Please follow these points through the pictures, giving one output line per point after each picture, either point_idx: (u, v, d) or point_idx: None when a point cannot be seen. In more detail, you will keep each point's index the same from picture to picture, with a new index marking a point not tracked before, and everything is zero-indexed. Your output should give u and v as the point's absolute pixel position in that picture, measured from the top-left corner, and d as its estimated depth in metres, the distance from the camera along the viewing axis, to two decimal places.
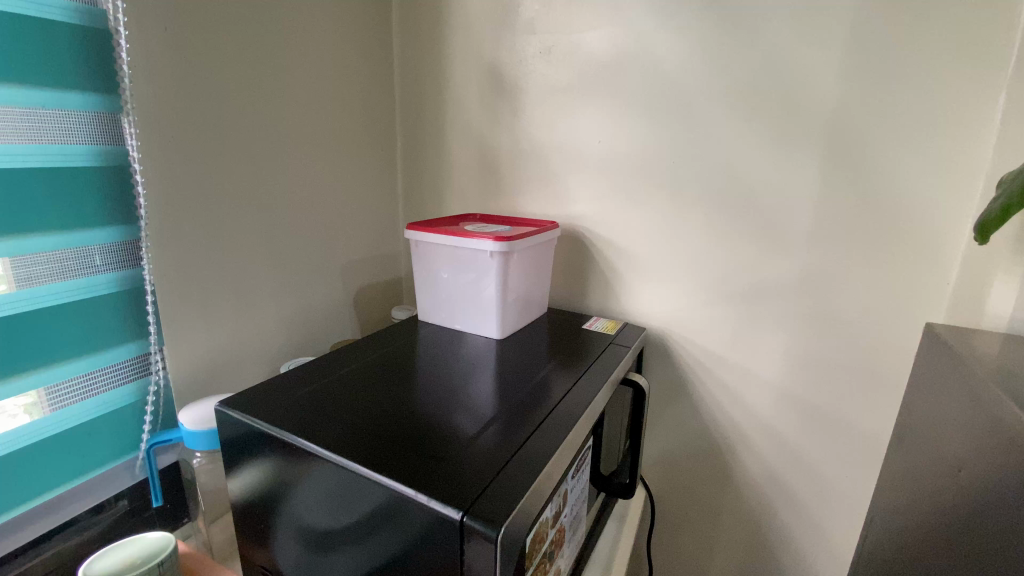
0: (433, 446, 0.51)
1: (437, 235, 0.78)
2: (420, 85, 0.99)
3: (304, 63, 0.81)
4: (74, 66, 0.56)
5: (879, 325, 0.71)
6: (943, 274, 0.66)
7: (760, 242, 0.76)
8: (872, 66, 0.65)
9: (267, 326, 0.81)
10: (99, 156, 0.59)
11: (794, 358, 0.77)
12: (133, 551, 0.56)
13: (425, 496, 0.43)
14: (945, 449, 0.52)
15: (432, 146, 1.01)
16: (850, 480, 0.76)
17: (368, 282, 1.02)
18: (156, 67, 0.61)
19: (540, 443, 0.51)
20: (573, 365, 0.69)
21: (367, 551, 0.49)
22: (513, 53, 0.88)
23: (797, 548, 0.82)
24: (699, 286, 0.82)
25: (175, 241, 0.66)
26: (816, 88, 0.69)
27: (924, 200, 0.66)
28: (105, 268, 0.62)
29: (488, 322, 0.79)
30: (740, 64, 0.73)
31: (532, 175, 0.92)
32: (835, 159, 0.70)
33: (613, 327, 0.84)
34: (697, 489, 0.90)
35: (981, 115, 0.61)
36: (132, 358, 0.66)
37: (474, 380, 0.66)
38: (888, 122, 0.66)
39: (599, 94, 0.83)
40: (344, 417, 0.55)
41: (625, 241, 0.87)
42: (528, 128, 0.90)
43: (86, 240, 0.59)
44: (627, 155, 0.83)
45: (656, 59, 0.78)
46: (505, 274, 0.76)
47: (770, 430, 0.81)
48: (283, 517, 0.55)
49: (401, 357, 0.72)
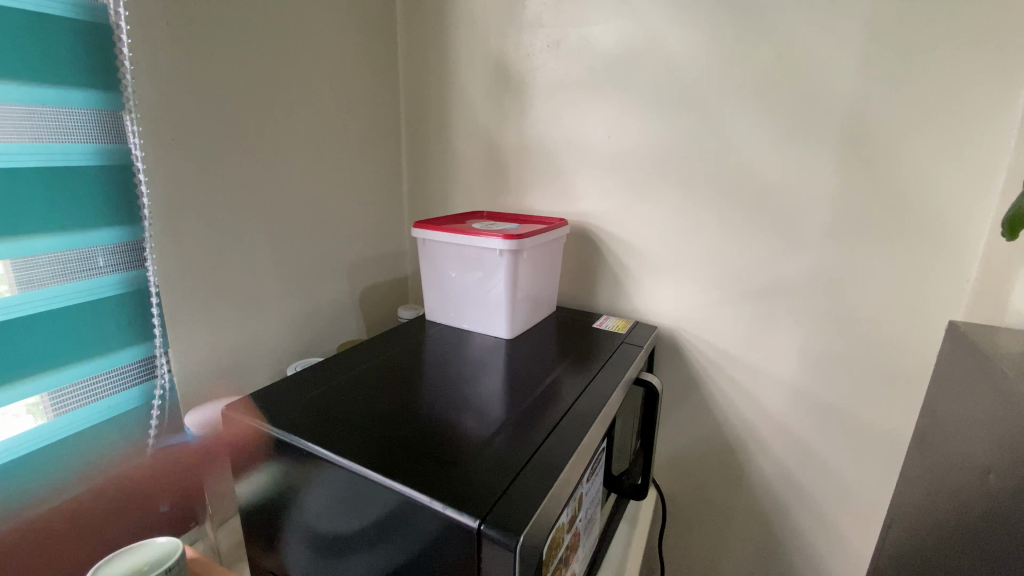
0: (445, 450, 0.50)
1: (445, 234, 0.77)
2: (425, 82, 0.98)
3: (307, 57, 0.80)
4: (74, 62, 0.55)
5: (897, 323, 0.70)
6: (962, 271, 0.65)
7: (774, 239, 0.75)
8: (891, 59, 0.64)
9: (272, 327, 0.80)
10: (101, 155, 0.58)
11: (808, 357, 0.76)
12: (140, 558, 0.55)
13: (439, 504, 0.42)
14: (972, 450, 0.50)
15: (439, 144, 1.00)
16: (865, 480, 0.75)
17: (374, 281, 1.01)
18: (159, 63, 0.60)
19: (555, 447, 0.50)
20: (585, 365, 0.68)
21: (379, 557, 0.48)
22: (520, 48, 0.87)
23: (810, 549, 0.81)
24: (711, 284, 0.81)
25: (179, 242, 0.65)
26: (832, 79, 0.67)
27: (942, 196, 0.64)
28: (107, 270, 0.60)
29: (496, 322, 0.77)
30: (754, 56, 0.71)
31: (540, 171, 0.91)
32: (851, 154, 0.68)
33: (624, 325, 0.83)
34: (709, 489, 0.88)
35: (1005, 107, 0.60)
36: (137, 361, 0.65)
37: (483, 380, 0.64)
38: (907, 117, 0.64)
39: (609, 88, 0.82)
40: (353, 420, 0.54)
41: (635, 238, 0.85)
42: (536, 124, 0.89)
43: (89, 241, 0.58)
44: (637, 152, 0.82)
45: (667, 53, 0.76)
46: (515, 272, 0.74)
47: (783, 430, 0.80)
48: (293, 521, 0.54)
49: (408, 357, 0.71)
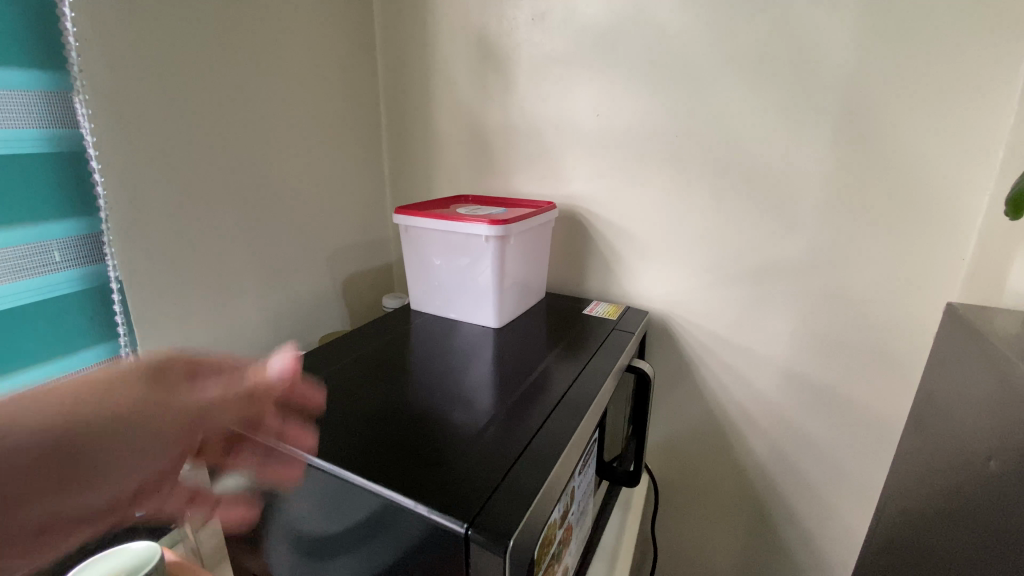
0: (431, 448, 0.47)
1: (428, 220, 0.74)
2: (405, 59, 0.93)
3: (276, 33, 0.75)
4: (12, 37, 0.50)
5: (892, 304, 0.68)
6: (957, 251, 0.64)
7: (767, 220, 0.73)
8: (888, 30, 0.61)
9: (249, 319, 0.77)
10: (51, 141, 0.54)
11: (801, 340, 0.75)
12: (118, 564, 0.53)
13: (425, 508, 0.40)
14: (970, 434, 0.49)
15: (421, 125, 0.96)
16: (858, 461, 0.75)
17: (356, 269, 0.98)
18: (110, 40, 0.56)
19: (546, 442, 0.48)
20: (576, 353, 0.66)
21: (364, 558, 0.46)
22: (502, 21, 0.83)
23: (803, 531, 0.81)
24: (704, 266, 0.79)
25: (143, 234, 0.61)
26: (828, 53, 0.65)
27: (939, 173, 0.63)
28: (65, 265, 0.57)
29: (484, 310, 0.75)
30: (747, 27, 0.68)
31: (526, 152, 0.88)
32: (846, 132, 0.66)
33: (615, 311, 0.81)
34: (702, 473, 0.88)
35: (1004, 78, 0.57)
36: (103, 361, 0.62)
37: (471, 372, 0.62)
38: (902, 91, 0.62)
39: (596, 64, 0.78)
40: (335, 419, 0.52)
41: (625, 220, 0.83)
42: (521, 103, 0.85)
43: (43, 234, 0.55)
44: (627, 131, 0.79)
45: (658, 25, 0.73)
46: (502, 259, 0.72)
47: (775, 413, 0.79)
48: (275, 523, 0.52)
49: (394, 349, 0.68)
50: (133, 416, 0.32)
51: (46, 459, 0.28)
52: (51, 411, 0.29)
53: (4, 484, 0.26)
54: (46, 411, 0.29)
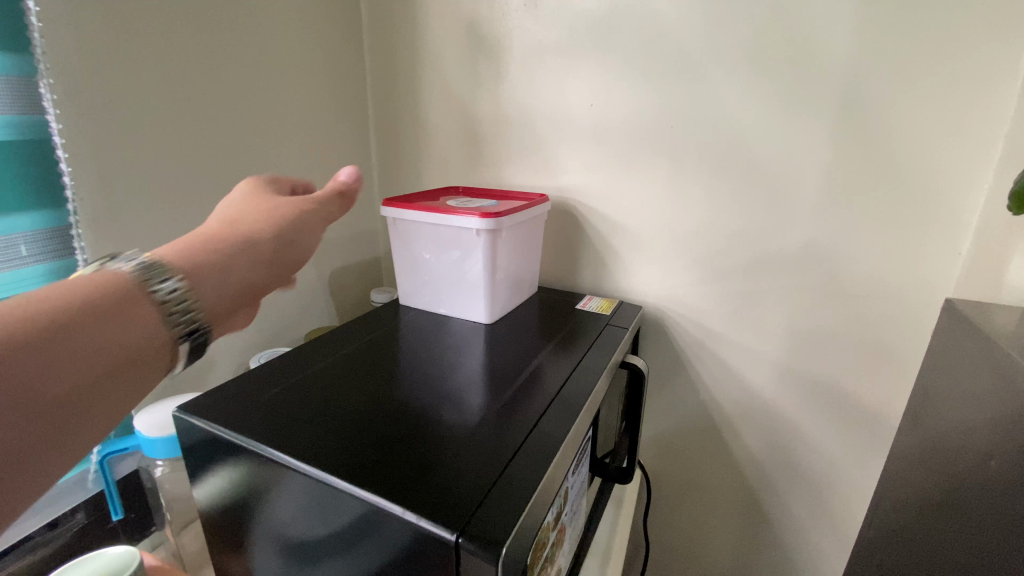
0: (420, 449, 0.46)
1: (417, 213, 0.72)
2: (393, 46, 0.91)
3: (256, 17, 0.72)
4: None
5: (888, 299, 0.68)
6: (955, 246, 0.63)
7: (763, 213, 0.72)
8: (889, 19, 0.60)
9: None
10: (15, 128, 0.51)
11: (795, 335, 0.74)
12: (97, 568, 0.52)
13: (412, 514, 0.39)
14: (965, 432, 0.49)
15: (410, 114, 0.93)
16: (852, 457, 0.74)
17: (344, 262, 0.95)
18: (76, 21, 0.53)
19: (539, 443, 0.46)
20: (569, 349, 0.65)
21: (350, 564, 0.44)
22: (494, 6, 0.80)
23: (796, 525, 0.81)
24: (699, 260, 0.78)
25: (115, 227, 0.59)
26: (827, 42, 0.63)
27: (937, 167, 0.62)
28: (32, 259, 0.54)
29: (475, 306, 0.73)
30: (745, 15, 0.66)
31: (518, 143, 0.85)
32: (844, 124, 0.65)
33: (608, 306, 0.80)
34: (694, 469, 0.87)
35: (1006, 70, 0.56)
36: None
37: (461, 369, 0.61)
38: (902, 82, 0.61)
39: (590, 53, 0.76)
40: (320, 420, 0.50)
41: (619, 214, 0.81)
42: (512, 92, 0.83)
43: (7, 227, 0.52)
44: (621, 121, 0.77)
45: (654, 12, 0.71)
46: (493, 252, 0.70)
47: (769, 408, 0.78)
48: (258, 526, 0.50)
49: (381, 345, 0.66)
50: (286, 254, 0.43)
51: (238, 275, 0.38)
52: (240, 243, 0.40)
53: (257, 255, 0.40)
54: (249, 221, 0.41)
